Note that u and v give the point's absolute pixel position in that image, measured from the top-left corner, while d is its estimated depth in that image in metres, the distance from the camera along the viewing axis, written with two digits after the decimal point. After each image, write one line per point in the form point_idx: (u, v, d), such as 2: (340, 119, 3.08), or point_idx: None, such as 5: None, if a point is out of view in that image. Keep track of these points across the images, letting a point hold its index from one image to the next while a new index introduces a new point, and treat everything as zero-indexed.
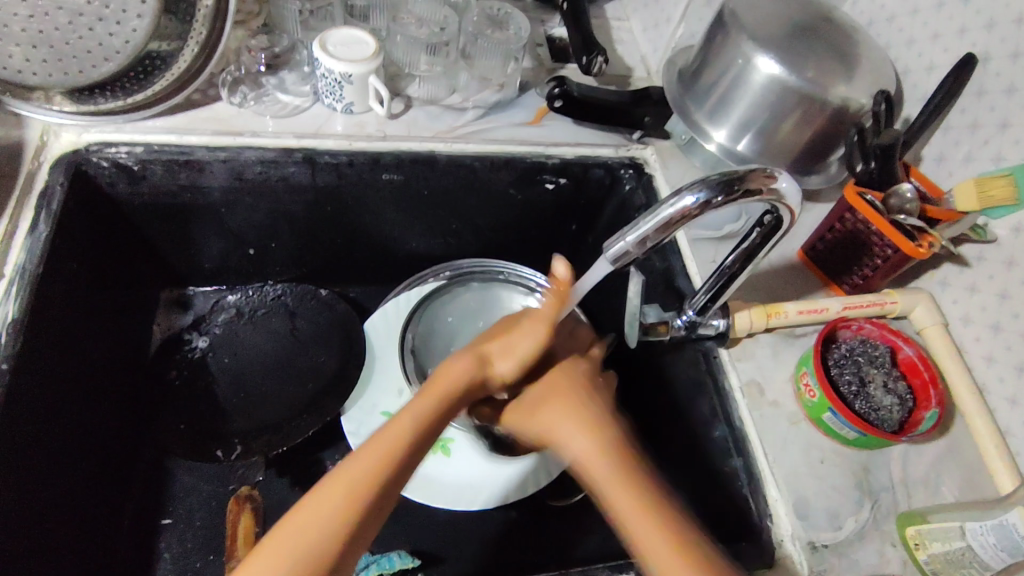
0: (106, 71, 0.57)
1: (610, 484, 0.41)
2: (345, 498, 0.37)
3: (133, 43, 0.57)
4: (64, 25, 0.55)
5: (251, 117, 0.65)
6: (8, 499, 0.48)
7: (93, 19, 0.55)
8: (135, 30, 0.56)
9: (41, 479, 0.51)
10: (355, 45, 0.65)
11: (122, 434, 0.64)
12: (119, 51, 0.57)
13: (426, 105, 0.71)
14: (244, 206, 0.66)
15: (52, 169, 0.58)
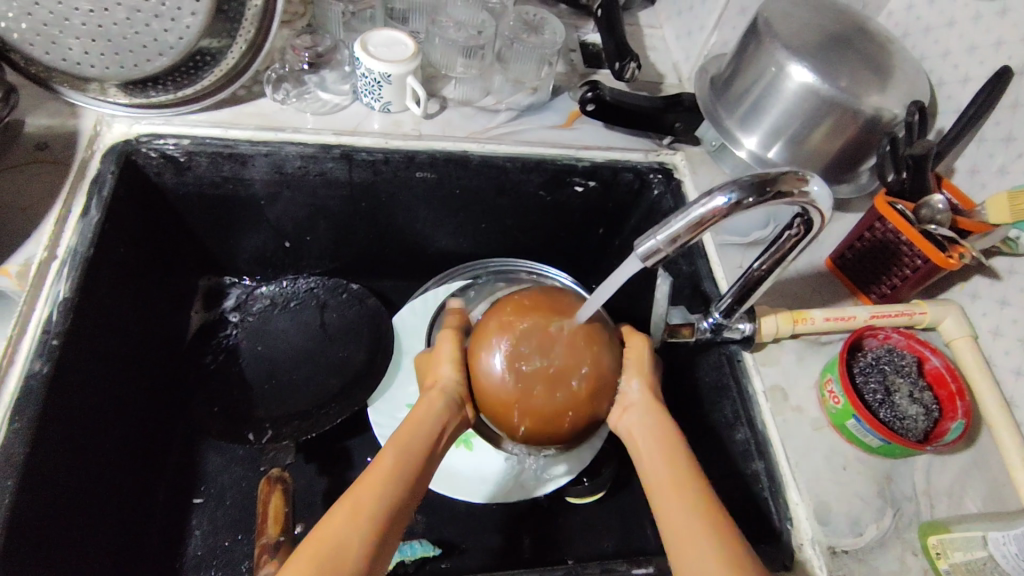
0: (159, 65, 0.59)
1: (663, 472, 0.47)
2: (360, 515, 0.42)
3: (186, 40, 0.58)
4: (122, 21, 0.56)
5: (292, 114, 0.67)
6: (54, 484, 0.49)
7: (149, 16, 0.56)
8: (188, 27, 0.58)
9: (77, 465, 0.52)
10: (394, 46, 0.67)
11: (165, 403, 0.67)
12: (173, 47, 0.59)
13: (461, 106, 0.72)
14: (283, 199, 0.69)
15: (104, 157, 0.60)
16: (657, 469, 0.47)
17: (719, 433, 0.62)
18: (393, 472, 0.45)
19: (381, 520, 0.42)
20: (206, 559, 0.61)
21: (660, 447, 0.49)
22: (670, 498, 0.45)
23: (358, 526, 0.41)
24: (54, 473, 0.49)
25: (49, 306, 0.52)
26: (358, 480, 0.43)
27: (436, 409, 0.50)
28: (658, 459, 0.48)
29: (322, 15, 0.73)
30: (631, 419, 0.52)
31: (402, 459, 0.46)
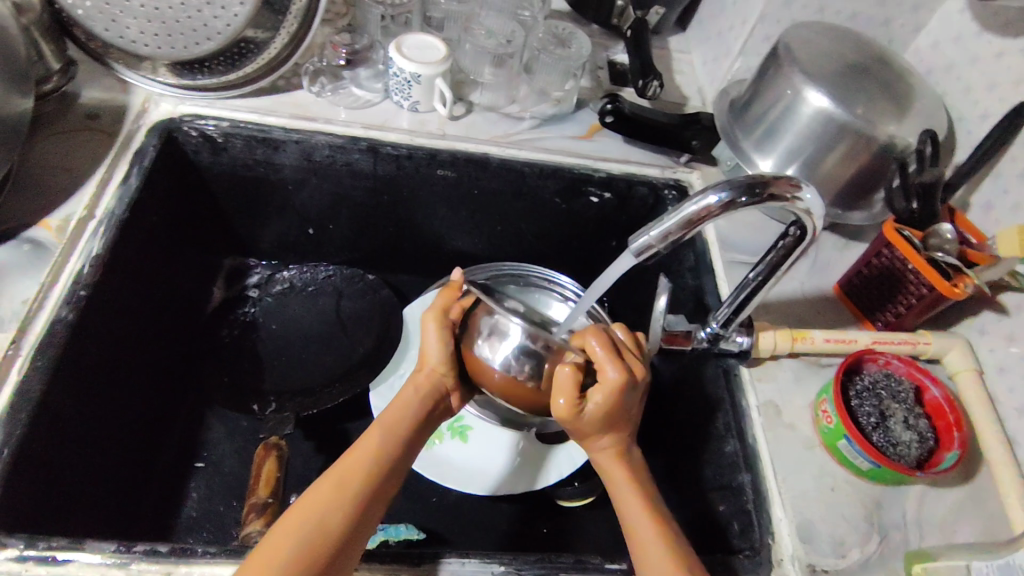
0: (206, 49, 0.64)
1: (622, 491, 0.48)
2: (342, 484, 0.44)
3: (233, 26, 0.63)
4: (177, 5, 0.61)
5: (326, 106, 0.71)
6: (70, 428, 0.52)
7: (202, 3, 0.61)
8: (236, 15, 0.62)
9: (92, 412, 0.55)
10: (427, 48, 0.70)
11: (179, 370, 0.70)
12: (220, 32, 0.63)
13: (486, 111, 0.75)
14: (310, 185, 0.72)
15: (148, 133, 0.65)
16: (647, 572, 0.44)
17: (709, 446, 0.62)
18: (369, 460, 0.46)
19: (362, 490, 0.44)
20: (199, 521, 0.63)
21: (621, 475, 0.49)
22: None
23: (340, 494, 0.43)
24: (71, 417, 0.52)
25: (82, 259, 0.55)
26: (344, 455, 0.46)
27: (416, 404, 0.50)
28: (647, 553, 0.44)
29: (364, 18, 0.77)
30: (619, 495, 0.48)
31: (390, 437, 0.48)
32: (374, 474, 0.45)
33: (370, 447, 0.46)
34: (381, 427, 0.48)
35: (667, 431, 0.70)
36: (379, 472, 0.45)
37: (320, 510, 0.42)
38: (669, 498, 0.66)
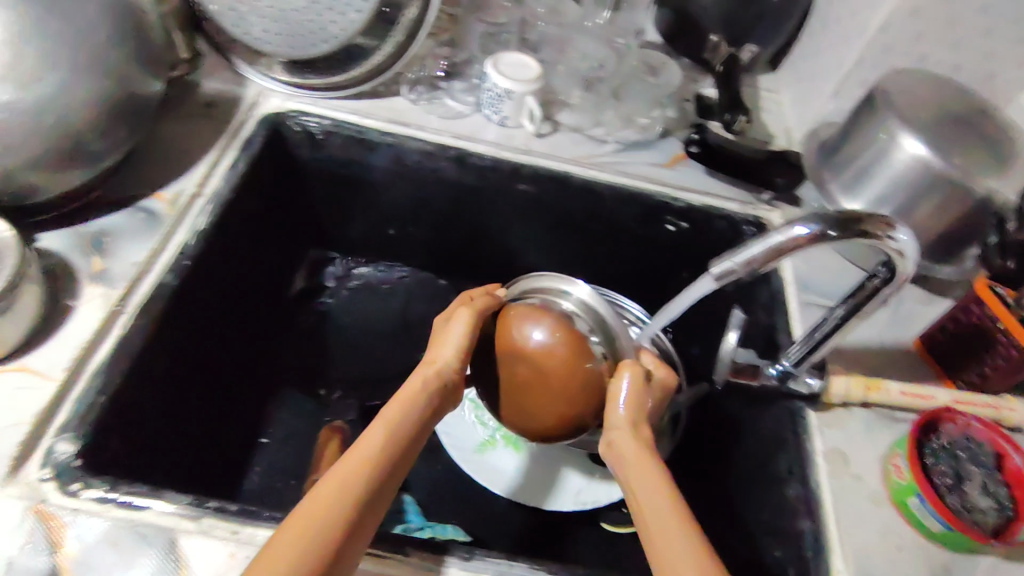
0: (319, 51, 0.68)
1: (647, 493, 0.45)
2: (344, 483, 0.43)
3: (347, 32, 0.66)
4: (300, 9, 0.65)
5: (420, 113, 0.74)
6: (163, 387, 0.55)
7: (324, 8, 0.65)
8: (352, 22, 0.66)
9: (184, 376, 0.59)
10: (523, 66, 0.73)
11: (259, 348, 0.74)
12: (334, 37, 0.67)
13: (571, 132, 0.76)
14: (397, 188, 0.76)
15: (258, 124, 0.69)
16: (662, 532, 0.42)
17: (768, 487, 0.60)
18: (369, 455, 0.45)
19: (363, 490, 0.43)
20: (259, 494, 0.66)
21: (645, 469, 0.47)
22: (674, 556, 0.40)
23: (341, 493, 0.42)
24: (162, 376, 0.55)
25: (188, 233, 0.60)
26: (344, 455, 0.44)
27: (419, 403, 0.50)
28: (667, 518, 0.43)
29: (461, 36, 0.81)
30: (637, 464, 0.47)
31: (389, 438, 0.46)
32: (375, 474, 0.44)
33: (371, 444, 0.46)
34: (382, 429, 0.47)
35: (723, 467, 0.69)
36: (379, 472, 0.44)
37: (321, 510, 0.41)
38: (718, 537, 0.65)
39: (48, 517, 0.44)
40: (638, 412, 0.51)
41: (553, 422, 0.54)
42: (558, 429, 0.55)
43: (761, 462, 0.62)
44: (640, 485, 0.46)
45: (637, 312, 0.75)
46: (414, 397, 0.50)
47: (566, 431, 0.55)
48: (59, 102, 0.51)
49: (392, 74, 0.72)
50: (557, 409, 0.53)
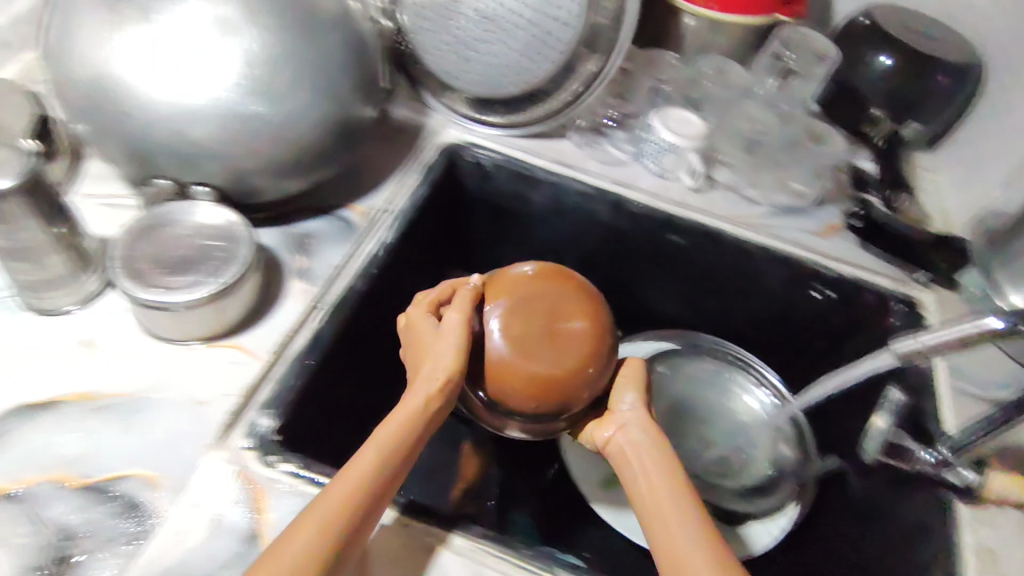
0: (502, 93, 0.72)
1: (649, 479, 0.49)
2: (341, 500, 0.43)
3: (532, 80, 0.70)
4: (491, 54, 0.69)
5: (583, 157, 0.78)
6: (344, 380, 0.61)
7: (514, 57, 0.69)
8: (538, 71, 0.69)
9: (359, 373, 0.64)
10: (690, 124, 0.76)
11: None
12: (519, 83, 0.71)
13: (727, 190, 0.78)
14: (552, 223, 0.80)
15: (437, 151, 0.76)
16: (671, 518, 0.46)
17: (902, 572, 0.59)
18: (356, 487, 0.44)
19: (358, 508, 0.43)
20: None
21: (655, 451, 0.51)
22: (683, 538, 0.44)
23: (334, 510, 0.43)
24: (344, 370, 0.61)
25: (377, 244, 0.66)
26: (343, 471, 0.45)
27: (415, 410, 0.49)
28: (674, 508, 0.46)
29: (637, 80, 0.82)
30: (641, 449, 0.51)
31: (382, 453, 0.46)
32: (368, 492, 0.44)
33: (359, 472, 0.45)
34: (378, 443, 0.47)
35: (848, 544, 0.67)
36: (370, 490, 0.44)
37: (315, 532, 0.41)
38: None
39: (251, 481, 0.50)
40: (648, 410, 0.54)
41: (563, 367, 0.51)
42: (573, 373, 0.51)
43: (898, 545, 0.60)
44: (645, 469, 0.49)
45: (767, 376, 0.79)
46: (407, 417, 0.49)
47: (574, 380, 0.51)
48: (294, 119, 0.57)
49: (565, 117, 0.75)
50: (575, 347, 0.51)
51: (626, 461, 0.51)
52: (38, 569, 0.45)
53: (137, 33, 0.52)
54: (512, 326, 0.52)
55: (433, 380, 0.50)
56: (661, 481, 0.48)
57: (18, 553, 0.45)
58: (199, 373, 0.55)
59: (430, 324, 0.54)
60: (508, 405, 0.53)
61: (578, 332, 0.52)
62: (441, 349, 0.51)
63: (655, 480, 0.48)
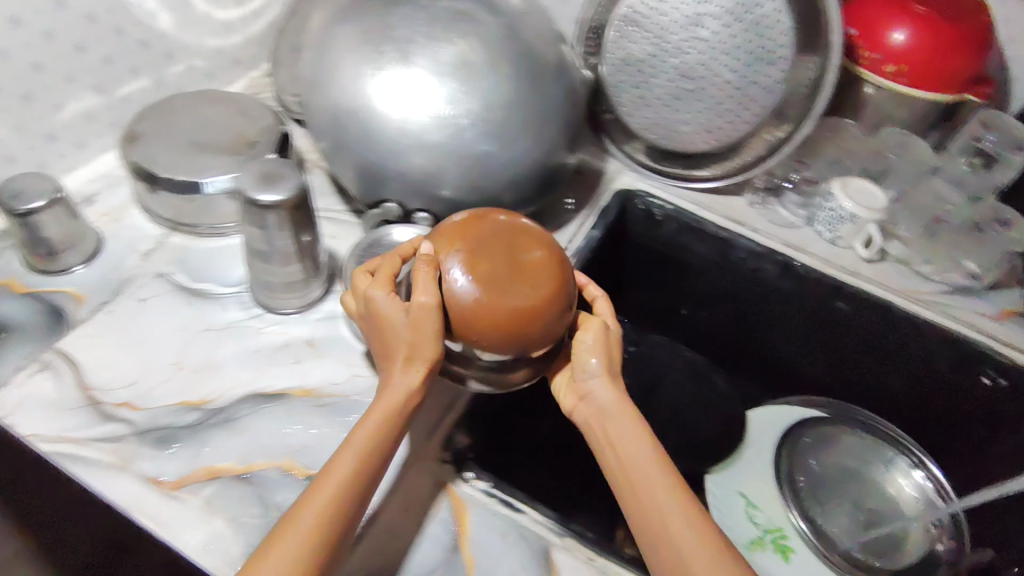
0: (696, 148, 0.75)
1: (644, 468, 0.47)
2: (328, 504, 0.43)
3: (728, 138, 0.72)
4: (692, 113, 0.71)
5: (754, 216, 0.80)
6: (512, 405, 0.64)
7: (714, 116, 0.71)
8: (737, 131, 0.72)
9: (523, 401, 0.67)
10: (868, 194, 0.76)
11: None
12: (716, 140, 0.73)
13: (897, 264, 0.78)
14: (713, 277, 0.81)
15: (612, 197, 0.79)
16: (650, 492, 0.46)
17: None
18: (338, 496, 0.44)
19: (346, 511, 0.44)
20: None
21: (635, 431, 0.49)
22: (677, 536, 0.44)
23: (319, 515, 0.43)
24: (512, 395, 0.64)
25: None
26: (326, 474, 0.45)
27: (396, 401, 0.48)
28: (654, 480, 0.47)
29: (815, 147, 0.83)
30: (615, 415, 0.50)
31: (365, 452, 0.46)
32: (351, 495, 0.44)
33: (340, 477, 0.44)
34: (360, 441, 0.46)
35: None
36: (356, 490, 0.45)
37: (303, 541, 0.42)
38: None
39: (457, 499, 0.54)
40: (610, 353, 0.53)
41: (536, 306, 0.48)
42: (546, 315, 0.48)
43: None
44: (628, 458, 0.48)
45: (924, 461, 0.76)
46: (383, 417, 0.47)
47: (550, 319, 0.48)
48: (517, 159, 0.61)
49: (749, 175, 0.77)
50: (542, 286, 0.48)
51: (607, 446, 0.50)
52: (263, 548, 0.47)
53: (406, 75, 0.57)
54: (481, 271, 0.48)
55: (411, 370, 0.48)
56: (651, 469, 0.47)
57: (246, 533, 0.48)
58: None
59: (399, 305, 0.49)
60: (483, 353, 0.49)
61: (519, 256, 0.49)
62: (415, 330, 0.48)
63: (645, 468, 0.47)
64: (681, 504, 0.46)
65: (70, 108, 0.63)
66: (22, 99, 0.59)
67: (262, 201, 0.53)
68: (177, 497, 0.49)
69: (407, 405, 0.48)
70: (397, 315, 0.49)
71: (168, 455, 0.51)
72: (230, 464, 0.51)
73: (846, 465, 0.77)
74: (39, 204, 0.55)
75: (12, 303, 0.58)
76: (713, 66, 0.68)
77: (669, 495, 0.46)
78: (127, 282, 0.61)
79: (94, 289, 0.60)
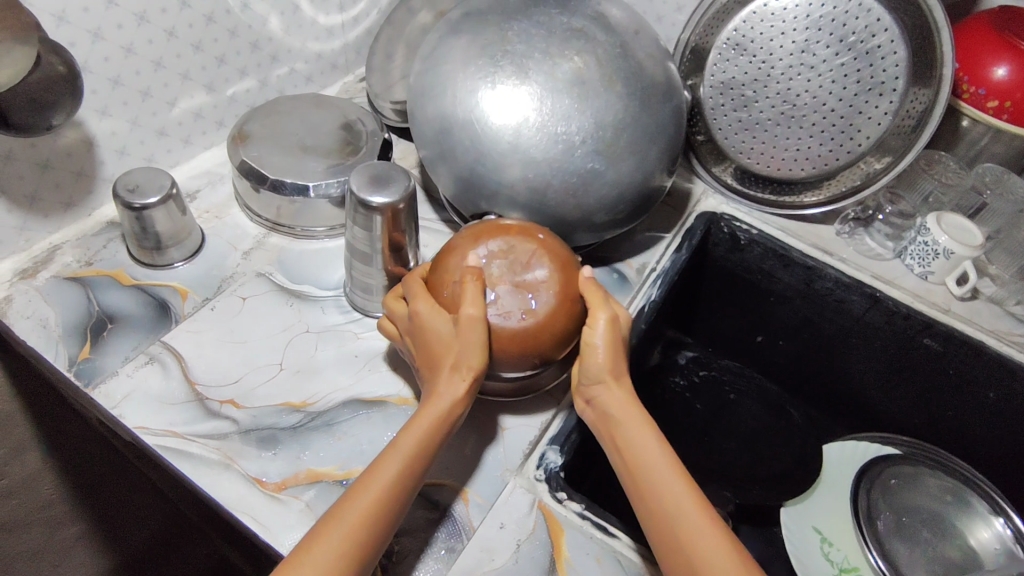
0: (792, 175, 0.74)
1: (659, 474, 0.45)
2: (365, 511, 0.42)
3: (829, 166, 0.72)
4: (793, 138, 0.71)
5: (841, 245, 0.79)
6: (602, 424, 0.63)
7: (817, 142, 0.70)
8: (838, 159, 0.71)
9: None
10: (964, 231, 0.74)
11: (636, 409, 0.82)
12: (815, 166, 0.72)
13: (990, 303, 0.74)
14: (792, 305, 0.80)
15: (698, 217, 0.79)
16: (667, 499, 0.44)
17: None
18: (377, 499, 0.42)
19: (384, 518, 0.42)
20: None
21: (648, 435, 0.47)
22: (698, 544, 0.41)
23: (353, 524, 0.41)
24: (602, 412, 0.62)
25: (642, 301, 0.71)
26: (363, 482, 0.43)
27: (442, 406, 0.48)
28: (669, 485, 0.44)
29: (909, 179, 0.81)
30: (623, 416, 0.48)
31: (404, 459, 0.45)
32: (389, 501, 0.43)
33: (387, 478, 0.43)
34: (402, 449, 0.45)
35: None
36: (396, 495, 0.43)
37: (336, 549, 0.40)
38: None
39: (550, 515, 0.53)
40: (618, 349, 0.51)
41: (544, 322, 0.52)
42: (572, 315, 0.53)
43: None
44: (640, 466, 0.46)
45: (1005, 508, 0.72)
46: (429, 425, 0.47)
47: (557, 338, 0.53)
48: (620, 178, 0.60)
49: (845, 204, 0.76)
50: (549, 301, 0.52)
51: (620, 454, 0.48)
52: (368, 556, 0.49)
53: (517, 92, 0.57)
54: (496, 287, 0.52)
55: (458, 378, 0.49)
56: (667, 474, 0.45)
57: None
58: (503, 401, 0.60)
59: (434, 309, 0.51)
60: (509, 363, 0.53)
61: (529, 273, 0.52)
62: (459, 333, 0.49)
63: (660, 472, 0.45)
64: (700, 512, 0.43)
65: (182, 106, 0.66)
66: (141, 95, 0.61)
67: (371, 203, 0.53)
68: (280, 500, 0.49)
69: (449, 412, 0.48)
70: (440, 322, 0.50)
71: (269, 456, 0.51)
72: (331, 469, 0.51)
73: (921, 504, 0.74)
74: (154, 199, 0.56)
75: (121, 294, 0.59)
76: (823, 93, 0.67)
77: (686, 503, 0.43)
78: (229, 280, 0.63)
79: (198, 284, 0.62)
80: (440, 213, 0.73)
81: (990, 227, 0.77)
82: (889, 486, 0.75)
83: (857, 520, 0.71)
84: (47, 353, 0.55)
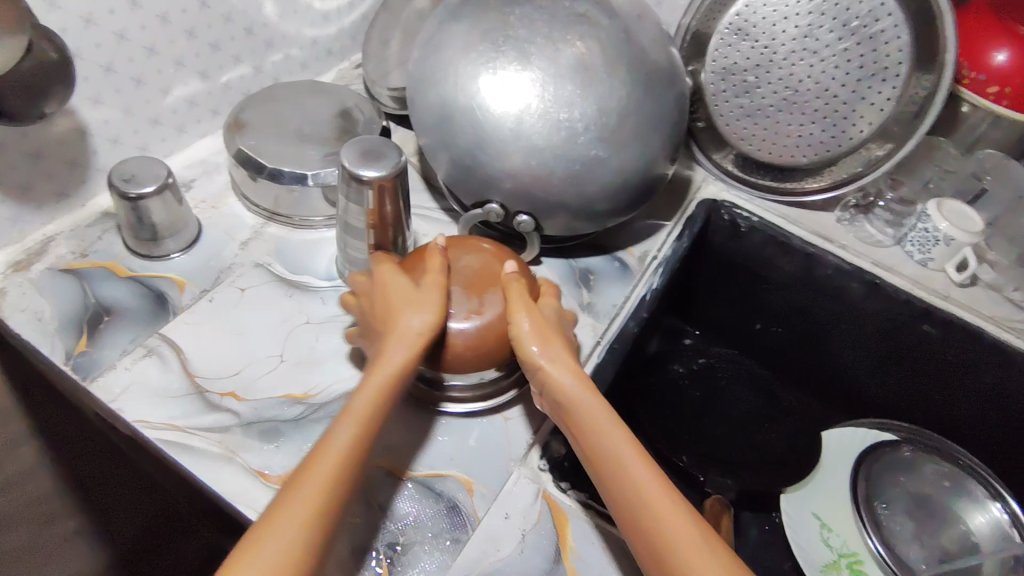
0: (792, 162, 0.74)
1: (623, 457, 0.42)
2: (325, 475, 0.39)
3: (830, 153, 0.71)
4: (794, 124, 0.70)
5: (841, 232, 0.79)
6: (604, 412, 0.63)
7: (818, 129, 0.70)
8: (839, 145, 0.71)
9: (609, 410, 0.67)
10: (964, 218, 0.74)
11: (636, 398, 0.82)
12: (816, 153, 0.72)
13: (989, 290, 0.75)
14: (792, 292, 0.80)
15: (699, 205, 0.79)
16: (632, 485, 0.41)
17: None
18: (341, 461, 0.40)
19: (346, 481, 0.40)
20: None
21: (601, 417, 0.44)
22: (666, 526, 0.39)
23: (315, 489, 0.38)
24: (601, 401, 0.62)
25: (644, 289, 0.71)
26: (320, 446, 0.40)
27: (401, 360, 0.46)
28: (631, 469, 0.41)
29: (910, 165, 0.81)
30: (577, 403, 0.45)
31: (365, 418, 0.42)
32: (352, 467, 0.40)
33: (348, 439, 0.41)
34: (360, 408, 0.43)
35: None
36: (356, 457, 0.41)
37: (302, 520, 0.37)
38: None
39: (554, 504, 0.53)
40: (546, 334, 0.49)
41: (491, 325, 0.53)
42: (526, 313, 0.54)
43: None
44: (601, 451, 0.43)
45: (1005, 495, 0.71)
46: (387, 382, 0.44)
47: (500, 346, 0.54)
48: (622, 165, 0.59)
49: (846, 191, 0.76)
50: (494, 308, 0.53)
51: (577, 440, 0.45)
52: (374, 550, 0.48)
53: (518, 78, 0.56)
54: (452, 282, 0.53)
55: (416, 336, 0.47)
56: (628, 456, 0.42)
57: (352, 533, 0.49)
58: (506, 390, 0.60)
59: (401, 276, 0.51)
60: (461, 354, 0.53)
61: (485, 281, 0.54)
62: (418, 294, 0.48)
63: (620, 457, 0.42)
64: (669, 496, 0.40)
65: (176, 93, 0.64)
66: (134, 83, 0.60)
67: (362, 175, 0.52)
68: None
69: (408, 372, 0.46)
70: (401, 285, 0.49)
71: (271, 449, 0.51)
72: None
73: (917, 489, 0.75)
74: (149, 188, 0.55)
75: (117, 286, 0.58)
76: (826, 79, 0.67)
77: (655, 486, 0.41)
78: (227, 271, 0.62)
79: (195, 275, 0.61)
80: (438, 201, 0.73)
81: (990, 213, 0.77)
82: (885, 472, 0.76)
83: (857, 507, 0.72)
84: (43, 347, 0.54)
